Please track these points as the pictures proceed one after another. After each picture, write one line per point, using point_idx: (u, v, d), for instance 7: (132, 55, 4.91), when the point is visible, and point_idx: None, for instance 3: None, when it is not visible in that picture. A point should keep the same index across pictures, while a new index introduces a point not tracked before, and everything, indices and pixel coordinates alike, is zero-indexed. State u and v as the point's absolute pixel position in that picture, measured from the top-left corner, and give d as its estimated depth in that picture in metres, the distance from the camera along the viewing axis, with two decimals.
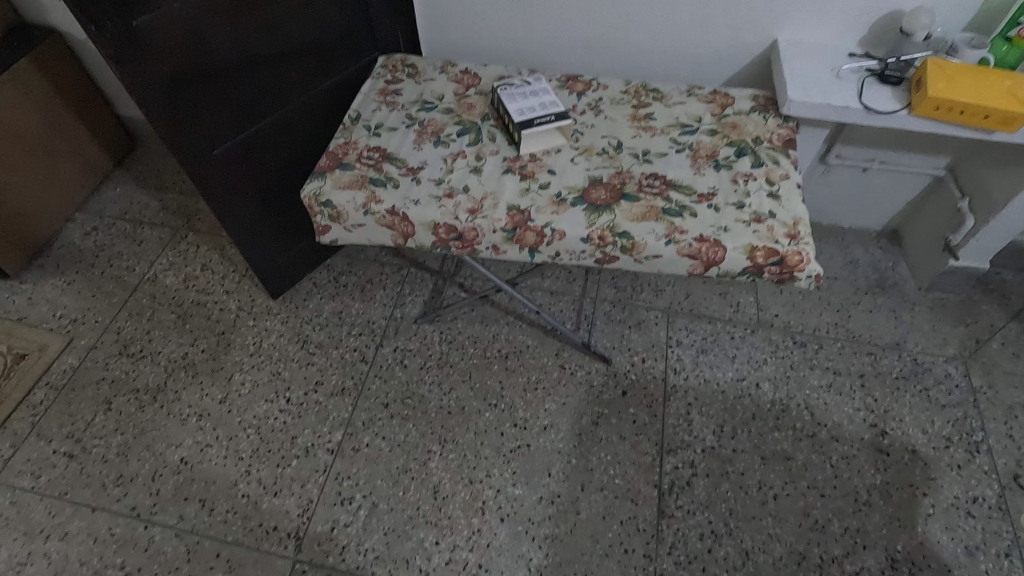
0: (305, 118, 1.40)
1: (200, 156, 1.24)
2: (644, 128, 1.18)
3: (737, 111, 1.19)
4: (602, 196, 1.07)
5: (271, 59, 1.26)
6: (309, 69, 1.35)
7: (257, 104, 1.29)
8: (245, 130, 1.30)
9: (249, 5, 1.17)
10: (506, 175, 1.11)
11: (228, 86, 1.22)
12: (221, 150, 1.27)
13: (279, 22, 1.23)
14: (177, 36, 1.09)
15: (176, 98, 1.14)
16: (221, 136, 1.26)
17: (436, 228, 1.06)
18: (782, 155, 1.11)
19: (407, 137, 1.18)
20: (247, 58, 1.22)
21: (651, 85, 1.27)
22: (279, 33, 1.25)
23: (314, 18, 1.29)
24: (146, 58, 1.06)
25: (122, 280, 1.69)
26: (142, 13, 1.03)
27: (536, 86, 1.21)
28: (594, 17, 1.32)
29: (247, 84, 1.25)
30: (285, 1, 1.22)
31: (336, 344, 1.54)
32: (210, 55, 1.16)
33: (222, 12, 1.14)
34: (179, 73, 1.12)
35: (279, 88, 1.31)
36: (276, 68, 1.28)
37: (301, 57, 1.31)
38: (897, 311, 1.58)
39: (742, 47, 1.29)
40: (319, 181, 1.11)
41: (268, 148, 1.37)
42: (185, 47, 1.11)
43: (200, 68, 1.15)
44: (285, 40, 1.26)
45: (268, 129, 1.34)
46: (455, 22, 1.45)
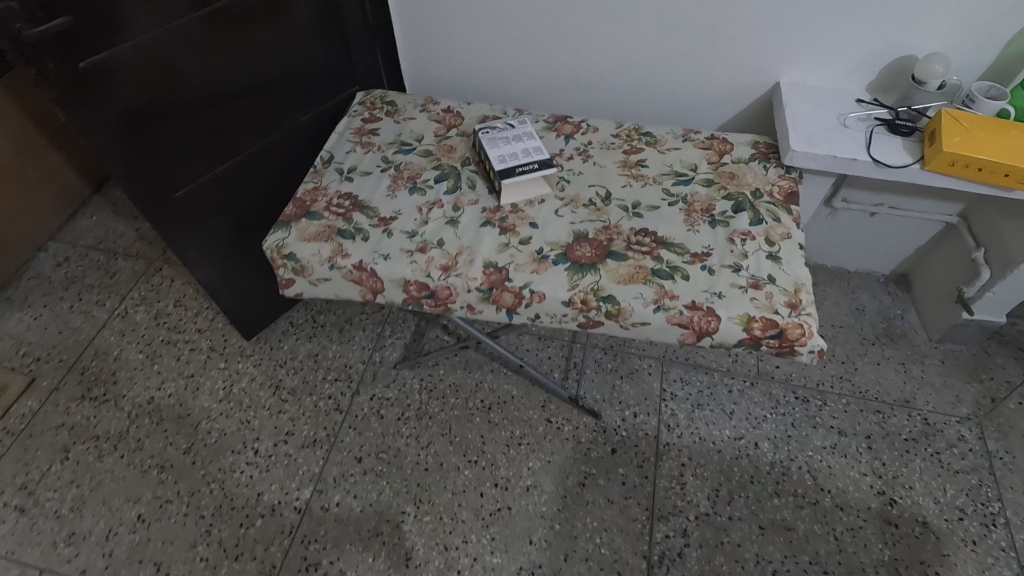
0: (278, 156, 1.33)
1: (160, 199, 1.16)
2: (635, 177, 1.10)
3: (735, 160, 1.11)
4: (585, 254, 0.98)
5: (240, 95, 1.19)
6: (283, 104, 1.27)
7: (224, 142, 1.21)
8: (212, 169, 1.22)
9: (215, 39, 1.09)
10: (484, 228, 1.03)
11: (192, 125, 1.14)
12: (185, 191, 1.19)
13: (249, 56, 1.16)
14: (134, 75, 1.01)
15: (134, 140, 1.06)
16: (184, 178, 1.18)
17: (407, 286, 0.98)
18: (784, 211, 1.02)
19: (381, 183, 1.11)
20: (215, 96, 1.15)
21: (644, 128, 1.19)
22: (248, 67, 1.17)
23: (286, 53, 1.22)
24: (99, 101, 0.99)
25: (91, 315, 1.61)
26: (96, 51, 0.95)
27: (520, 128, 1.13)
28: (584, 55, 1.25)
29: (214, 122, 1.17)
30: (254, 36, 1.15)
31: (310, 391, 1.46)
32: (173, 94, 1.08)
33: (184, 50, 1.06)
34: (137, 114, 1.05)
35: (249, 125, 1.24)
36: (246, 104, 1.21)
37: (273, 91, 1.24)
38: (906, 365, 1.48)
39: (742, 89, 1.21)
40: (283, 232, 1.03)
41: (238, 187, 1.29)
42: (144, 87, 1.03)
43: (160, 108, 1.08)
44: (256, 76, 1.19)
45: (238, 167, 1.26)
46: (439, 58, 1.38)
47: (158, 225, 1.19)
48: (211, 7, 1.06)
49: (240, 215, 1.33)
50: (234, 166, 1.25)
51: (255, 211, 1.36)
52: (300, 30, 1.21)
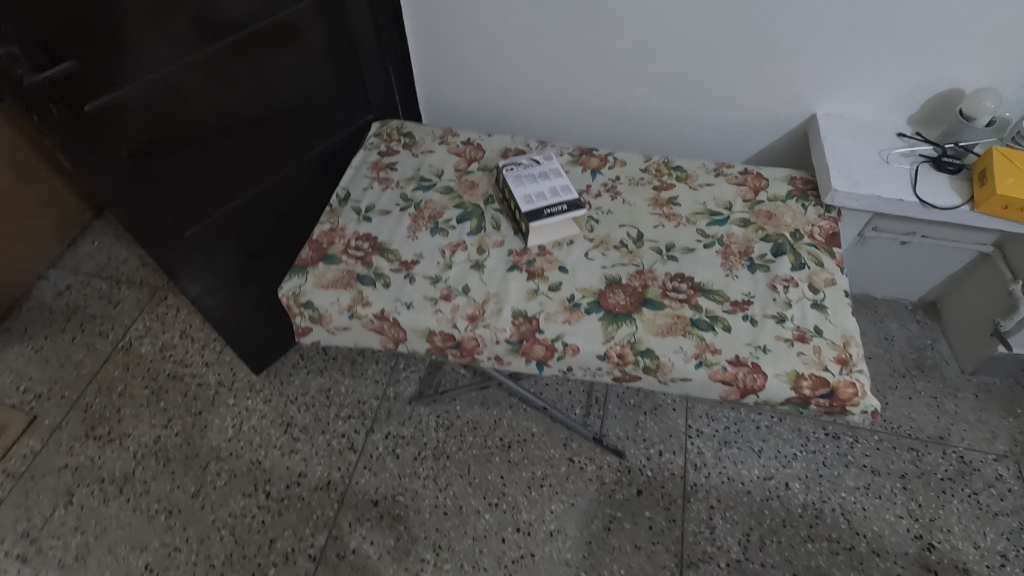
0: (289, 188, 1.28)
1: (167, 241, 1.11)
2: (668, 216, 1.05)
3: (772, 198, 1.06)
4: (616, 301, 0.93)
5: (251, 129, 1.14)
6: (295, 136, 1.22)
7: (233, 178, 1.16)
8: (220, 206, 1.17)
9: (226, 75, 1.04)
10: (511, 273, 0.98)
11: (201, 163, 1.09)
12: (193, 230, 1.14)
13: (261, 89, 1.11)
14: (142, 115, 0.96)
15: (141, 182, 1.01)
16: (193, 217, 1.13)
17: (431, 336, 0.93)
18: (827, 255, 0.97)
19: (401, 223, 1.06)
20: (225, 132, 1.10)
21: (674, 161, 1.14)
22: (259, 100, 1.12)
23: (299, 84, 1.17)
24: (105, 143, 0.94)
25: (94, 347, 1.56)
26: (102, 92, 0.90)
27: (546, 164, 1.08)
28: (609, 85, 1.20)
29: (224, 158, 1.12)
30: (266, 68, 1.10)
31: (322, 429, 1.41)
32: (181, 133, 1.03)
33: (194, 86, 1.01)
34: (144, 155, 1.00)
35: (260, 159, 1.19)
36: (257, 138, 1.16)
37: (285, 124, 1.19)
38: (939, 399, 1.43)
39: (776, 121, 1.16)
40: (300, 278, 0.98)
41: (247, 222, 1.24)
42: (152, 127, 0.98)
43: (169, 147, 1.03)
44: (267, 109, 1.14)
45: (248, 202, 1.21)
46: (457, 86, 1.33)
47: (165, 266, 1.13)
48: (222, 42, 1.01)
49: (249, 250, 1.28)
50: (244, 201, 1.20)
51: (265, 245, 1.31)
52: (313, 60, 1.16)
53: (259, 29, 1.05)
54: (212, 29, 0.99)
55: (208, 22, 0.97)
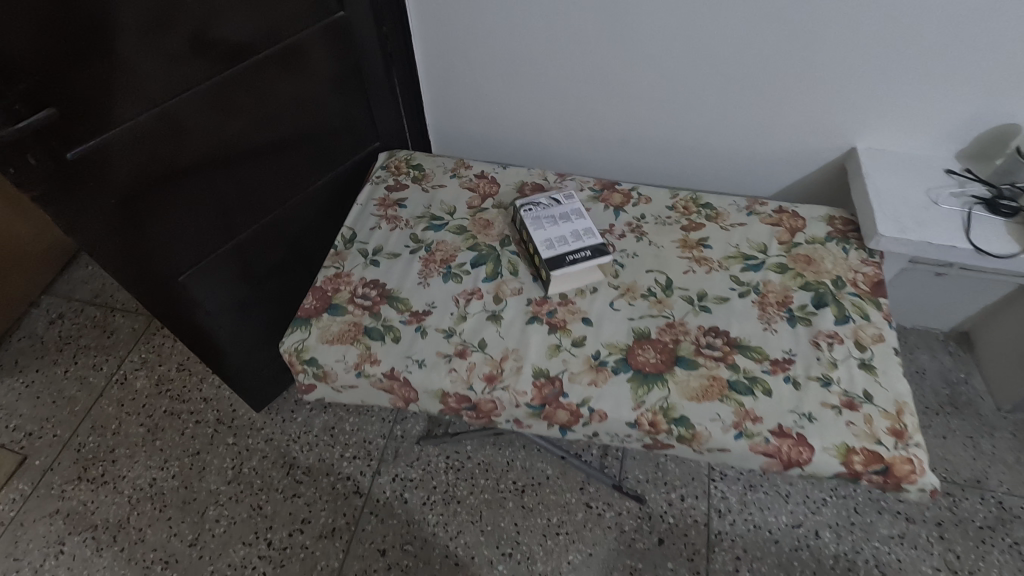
0: (289, 222, 1.21)
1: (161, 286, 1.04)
2: (698, 260, 0.97)
3: (810, 240, 0.99)
4: (643, 360, 0.86)
5: (253, 164, 1.07)
6: (297, 169, 1.15)
7: (232, 217, 1.09)
8: (219, 245, 1.10)
9: (225, 111, 0.97)
10: (531, 326, 0.91)
11: (199, 202, 1.02)
12: (190, 273, 1.07)
13: (261, 124, 1.04)
14: (135, 156, 0.89)
15: (132, 227, 0.94)
16: (189, 259, 1.06)
17: (445, 398, 0.86)
18: (873, 306, 0.90)
19: (412, 268, 0.98)
20: (223, 170, 1.03)
21: (702, 197, 1.07)
22: (259, 136, 1.05)
23: (301, 116, 1.10)
24: (92, 191, 0.86)
25: (87, 381, 1.49)
26: (91, 134, 0.83)
27: (567, 204, 1.00)
28: (633, 114, 1.12)
29: (223, 196, 1.05)
30: (266, 102, 1.02)
31: (327, 471, 1.34)
32: (176, 175, 0.96)
33: (189, 125, 0.94)
34: (137, 198, 0.93)
35: (261, 194, 1.12)
36: (258, 173, 1.09)
37: (287, 156, 1.12)
38: (975, 439, 1.36)
39: (812, 153, 1.08)
40: (303, 332, 0.91)
41: (246, 260, 1.17)
42: (145, 168, 0.91)
43: (163, 188, 0.95)
44: (267, 144, 1.07)
45: (247, 239, 1.14)
46: (469, 114, 1.25)
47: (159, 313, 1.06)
48: (221, 76, 0.94)
49: (248, 288, 1.21)
50: (242, 240, 1.13)
51: (265, 281, 1.24)
52: (317, 89, 1.09)
53: (261, 60, 0.98)
54: (210, 60, 0.91)
55: (206, 53, 0.90)
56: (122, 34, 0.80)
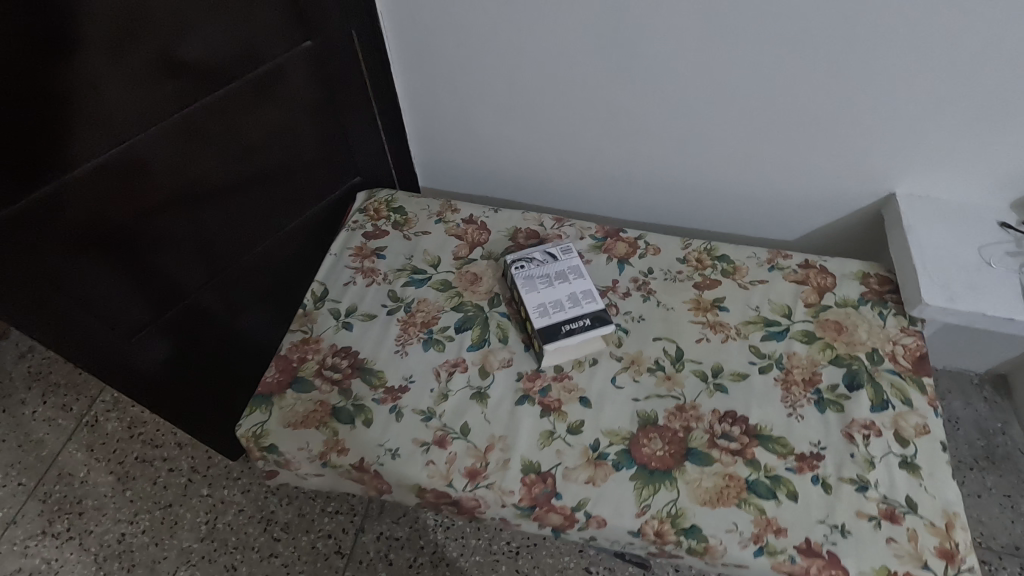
0: (268, 263, 1.11)
1: (130, 336, 0.95)
2: (713, 326, 0.86)
3: (841, 302, 0.87)
4: (649, 452, 0.75)
5: (229, 200, 0.98)
6: (276, 206, 1.06)
7: (203, 260, 1.00)
8: (194, 288, 1.01)
9: (192, 146, 0.88)
10: (521, 407, 0.79)
11: (170, 244, 0.93)
12: (161, 318, 0.98)
13: (233, 158, 0.94)
14: (92, 198, 0.80)
15: (92, 274, 0.85)
16: (160, 305, 0.97)
17: (422, 493, 0.75)
18: (915, 387, 0.78)
19: (388, 333, 0.87)
20: (191, 211, 0.93)
21: (717, 247, 0.95)
22: (232, 171, 0.95)
23: (278, 148, 1.00)
24: (37, 241, 0.77)
25: (56, 423, 1.40)
26: (33, 179, 0.73)
27: (564, 259, 0.88)
28: (640, 151, 1.00)
29: (196, 236, 0.96)
30: (239, 134, 0.93)
31: (306, 527, 1.25)
32: (137, 218, 0.87)
33: (151, 164, 0.84)
34: (96, 243, 0.84)
35: (239, 233, 1.02)
36: (236, 210, 1.00)
37: (267, 191, 1.03)
38: (1013, 498, 1.24)
39: (843, 198, 0.96)
40: (262, 412, 0.80)
41: (225, 303, 1.08)
42: (104, 211, 0.82)
43: (127, 231, 0.86)
44: (241, 180, 0.98)
45: (226, 281, 1.05)
46: (458, 146, 1.13)
47: (129, 366, 0.97)
48: (186, 109, 0.85)
49: (229, 334, 1.12)
50: (216, 283, 1.04)
51: (248, 326, 1.15)
52: (291, 120, 0.99)
53: (234, 88, 0.88)
54: (173, 92, 0.82)
55: (169, 83, 0.81)
56: (69, 66, 0.71)
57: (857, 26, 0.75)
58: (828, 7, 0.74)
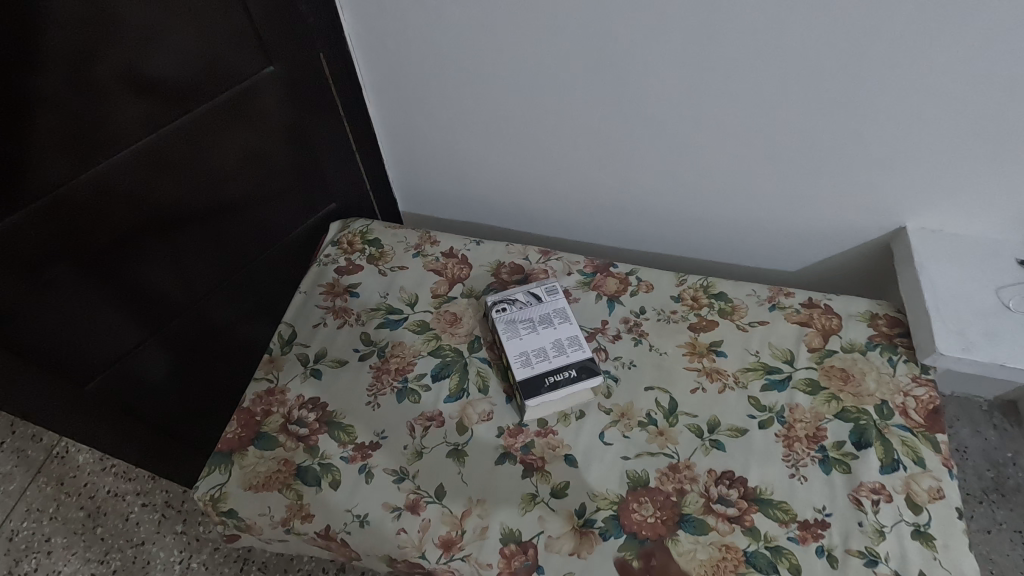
0: (245, 289, 1.05)
1: (96, 373, 0.89)
2: (710, 373, 0.80)
3: (848, 346, 0.80)
4: (654, 521, 0.69)
5: (205, 225, 0.92)
6: (253, 229, 1.00)
7: (178, 288, 0.94)
8: (165, 323, 0.95)
9: (164, 169, 0.82)
10: (501, 467, 0.73)
11: (140, 278, 0.87)
12: (134, 349, 0.92)
13: (209, 181, 0.88)
14: (55, 229, 0.74)
15: (52, 311, 0.79)
16: (129, 342, 0.91)
17: (393, 564, 0.70)
18: (928, 445, 0.72)
19: (359, 381, 0.81)
20: (165, 238, 0.87)
21: (715, 284, 0.88)
22: (207, 195, 0.89)
23: (255, 168, 0.94)
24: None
25: (26, 455, 1.34)
26: None
27: (549, 301, 0.82)
28: (632, 179, 0.93)
29: (167, 270, 0.90)
30: (214, 155, 0.87)
31: (284, 567, 1.19)
32: (107, 248, 0.81)
33: (120, 190, 0.78)
34: (57, 280, 0.77)
35: (216, 259, 0.96)
36: (211, 241, 0.94)
37: (242, 219, 0.97)
38: None
39: (850, 231, 0.89)
40: (222, 473, 0.74)
41: (198, 337, 1.02)
42: (63, 247, 0.76)
43: (91, 267, 0.80)
44: (217, 204, 0.91)
45: (200, 314, 1.00)
46: (438, 171, 1.06)
47: (95, 404, 0.91)
48: (156, 131, 0.78)
49: (201, 368, 1.06)
50: (191, 311, 0.98)
51: (223, 358, 1.09)
52: (266, 140, 0.92)
53: (208, 107, 0.82)
54: (141, 114, 0.76)
55: (135, 110, 0.75)
56: (20, 93, 0.64)
57: (869, 53, 0.68)
58: (836, 33, 0.67)
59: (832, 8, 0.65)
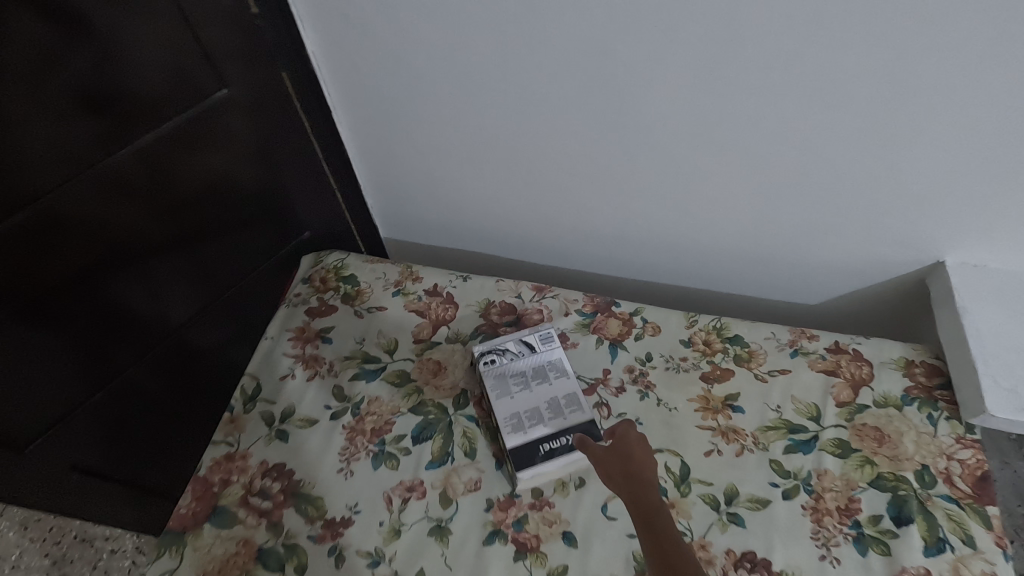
0: (223, 320, 0.96)
1: (58, 427, 0.80)
2: (726, 432, 0.70)
3: (881, 400, 0.71)
4: (638, 438, 0.62)
5: (183, 251, 0.84)
6: (234, 254, 0.91)
7: (156, 319, 0.85)
8: (138, 366, 0.86)
9: (135, 193, 0.73)
10: (489, 547, 0.64)
11: (111, 315, 0.78)
12: (109, 389, 0.84)
13: (186, 204, 0.80)
14: (10, 264, 0.65)
15: (6, 367, 0.70)
16: (96, 389, 0.83)
17: None
18: (978, 520, 0.63)
19: (331, 443, 0.72)
20: (139, 268, 0.79)
21: (728, 326, 0.79)
22: (184, 219, 0.81)
23: (235, 188, 0.85)
24: None
25: None
26: None
27: (543, 351, 0.74)
28: (636, 209, 0.84)
29: (135, 309, 0.81)
30: (190, 176, 0.79)
31: None
32: (72, 282, 0.72)
33: (85, 218, 0.70)
34: (14, 322, 0.69)
35: (196, 287, 0.88)
36: (188, 270, 0.86)
37: (216, 251, 0.88)
38: None
39: (879, 265, 0.80)
40: (172, 557, 0.65)
41: (177, 375, 0.94)
42: (14, 292, 0.67)
43: (47, 311, 0.71)
44: (195, 228, 0.83)
45: (180, 348, 0.91)
46: (421, 197, 0.96)
47: (57, 459, 0.83)
48: (124, 152, 0.70)
49: (179, 410, 0.98)
50: (170, 344, 0.89)
51: (206, 391, 1.01)
52: (244, 159, 0.84)
53: (182, 123, 0.74)
54: (105, 134, 0.67)
55: (89, 139, 0.66)
56: None
57: (912, 74, 0.59)
58: (874, 52, 0.58)
59: (870, 24, 0.56)
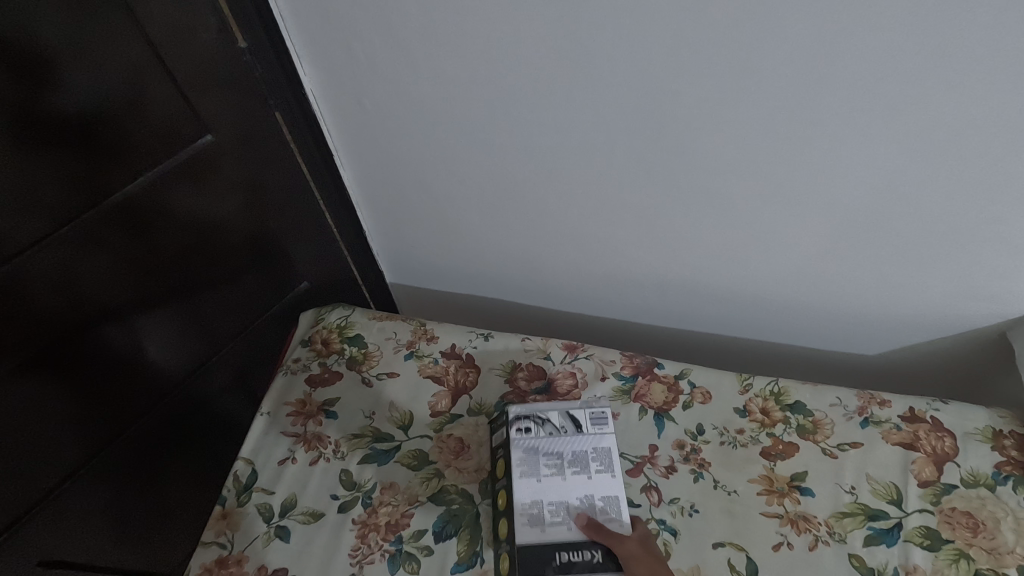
0: (224, 377, 0.86)
1: (55, 519, 0.68)
2: (798, 520, 0.61)
3: (970, 478, 0.63)
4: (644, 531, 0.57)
5: (182, 301, 0.74)
6: (234, 302, 0.82)
7: (155, 379, 0.75)
8: (144, 431, 0.76)
9: (128, 241, 0.64)
10: None
11: (105, 377, 0.68)
12: (115, 462, 0.73)
13: (184, 249, 0.70)
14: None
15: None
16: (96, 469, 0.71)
17: None
18: None
19: (339, 543, 0.61)
20: (135, 323, 0.69)
21: (788, 390, 0.71)
22: (181, 265, 0.71)
23: (237, 231, 0.76)
24: None
25: None
26: None
27: (591, 435, 0.61)
28: (680, 257, 0.76)
29: (133, 371, 0.72)
30: (191, 218, 0.69)
31: None
32: (59, 345, 0.62)
33: (72, 272, 0.60)
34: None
35: (196, 338, 0.79)
36: (187, 322, 0.76)
37: (210, 286, 0.77)
38: None
39: (956, 317, 0.72)
40: None
41: (186, 440, 0.83)
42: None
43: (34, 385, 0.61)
44: (194, 275, 0.74)
45: (183, 410, 0.81)
46: (434, 241, 0.87)
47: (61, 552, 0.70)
48: (114, 197, 0.61)
49: (192, 484, 0.85)
50: (173, 405, 0.79)
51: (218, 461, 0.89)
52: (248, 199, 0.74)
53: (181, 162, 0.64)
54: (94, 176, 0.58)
55: (66, 180, 0.56)
56: None
57: None
58: (1001, 98, 0.49)
59: (1005, 69, 0.46)
